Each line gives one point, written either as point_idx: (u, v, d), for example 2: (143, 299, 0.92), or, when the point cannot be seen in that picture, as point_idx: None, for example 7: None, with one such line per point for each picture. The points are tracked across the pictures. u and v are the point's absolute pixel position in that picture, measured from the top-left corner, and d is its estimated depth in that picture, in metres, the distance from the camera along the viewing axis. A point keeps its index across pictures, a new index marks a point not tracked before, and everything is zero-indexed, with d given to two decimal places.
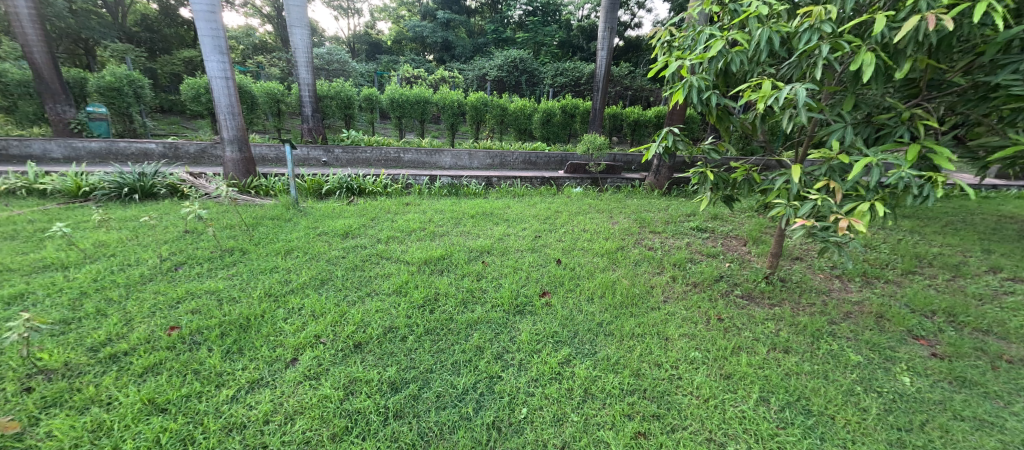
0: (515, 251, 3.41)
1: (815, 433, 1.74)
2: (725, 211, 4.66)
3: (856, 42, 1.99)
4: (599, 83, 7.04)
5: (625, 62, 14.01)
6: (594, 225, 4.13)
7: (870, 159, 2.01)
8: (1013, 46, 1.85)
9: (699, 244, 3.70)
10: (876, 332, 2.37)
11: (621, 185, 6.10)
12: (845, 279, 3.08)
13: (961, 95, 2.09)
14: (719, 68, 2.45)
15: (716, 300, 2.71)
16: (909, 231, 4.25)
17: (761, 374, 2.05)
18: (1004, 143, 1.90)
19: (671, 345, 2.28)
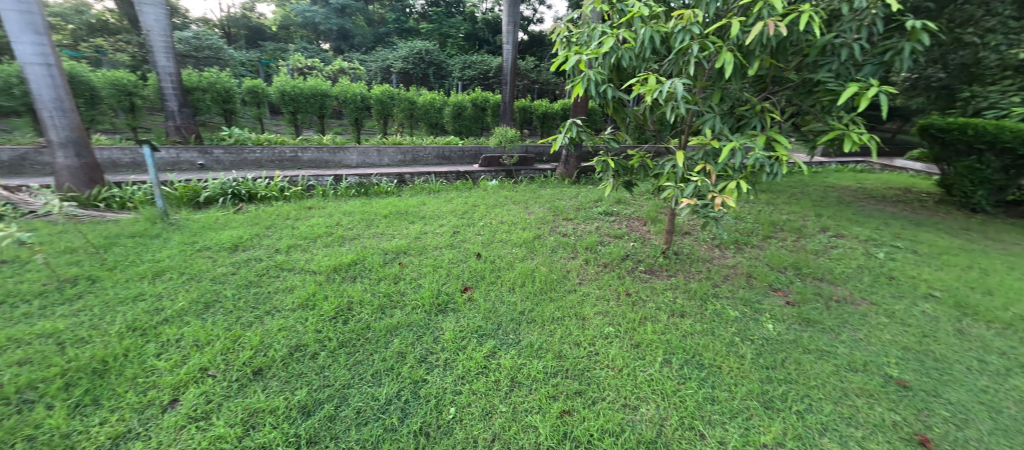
0: (433, 250, 3.24)
1: (707, 383, 1.91)
2: (626, 196, 5.14)
3: (718, 43, 2.21)
4: (508, 77, 7.15)
5: (532, 56, 14.54)
6: (511, 216, 4.17)
7: (734, 143, 2.28)
8: (827, 50, 2.31)
9: (607, 227, 4.00)
10: (747, 289, 2.86)
11: (534, 176, 6.24)
12: (722, 248, 3.65)
13: (795, 88, 2.56)
14: (612, 63, 2.55)
15: (624, 277, 2.95)
16: (757, 204, 5.21)
17: (664, 339, 2.22)
18: (824, 128, 2.37)
19: (586, 322, 2.34)
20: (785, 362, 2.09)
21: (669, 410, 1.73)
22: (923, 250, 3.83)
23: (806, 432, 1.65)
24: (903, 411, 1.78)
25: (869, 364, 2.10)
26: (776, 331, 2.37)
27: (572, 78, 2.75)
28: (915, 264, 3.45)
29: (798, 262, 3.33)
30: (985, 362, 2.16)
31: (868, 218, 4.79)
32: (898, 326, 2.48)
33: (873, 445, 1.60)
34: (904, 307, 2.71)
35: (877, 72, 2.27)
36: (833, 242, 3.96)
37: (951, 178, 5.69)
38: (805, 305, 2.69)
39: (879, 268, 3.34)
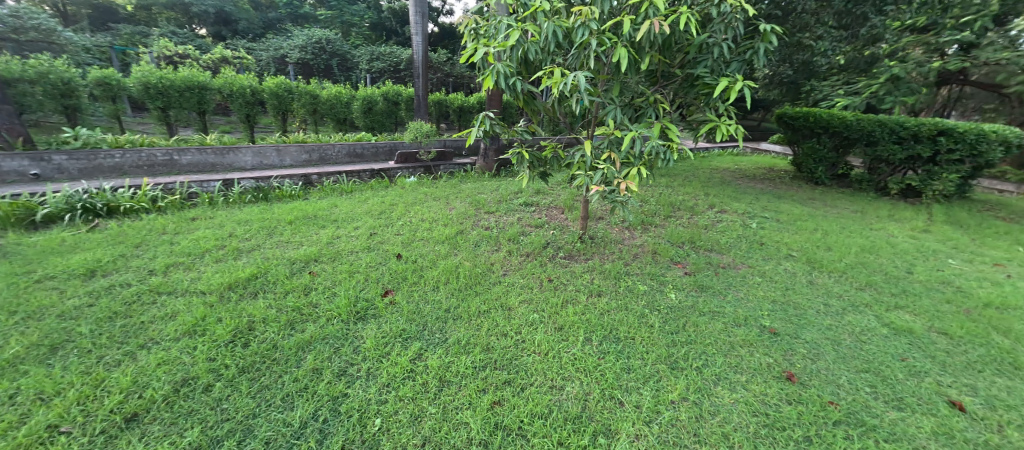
0: (347, 254, 3.03)
1: (623, 354, 2.08)
2: (542, 187, 5.32)
3: (614, 39, 2.37)
4: (419, 69, 6.91)
5: (443, 48, 14.27)
6: (431, 213, 4.06)
7: (633, 132, 2.48)
8: (702, 49, 2.61)
9: (528, 217, 4.10)
10: (653, 265, 3.16)
11: (454, 171, 6.14)
12: (630, 230, 3.97)
13: (680, 82, 2.86)
14: (519, 56, 2.59)
15: (545, 264, 3.06)
16: (657, 187, 5.75)
17: (584, 319, 2.35)
18: (705, 118, 2.68)
19: (512, 311, 2.39)
20: (685, 326, 2.35)
21: (592, 385, 1.85)
22: (784, 218, 4.57)
23: (705, 384, 1.89)
24: (774, 353, 2.12)
25: (749, 318, 2.46)
26: (678, 299, 2.66)
27: (482, 71, 2.73)
28: (779, 231, 4.10)
29: (692, 237, 3.76)
30: (829, 305, 2.66)
31: (744, 195, 5.57)
32: (769, 284, 2.93)
33: (754, 386, 1.88)
34: (773, 267, 3.21)
35: (742, 68, 2.64)
36: (719, 217, 4.55)
37: (801, 157, 6.87)
38: (699, 274, 3.05)
39: (754, 236, 3.91)
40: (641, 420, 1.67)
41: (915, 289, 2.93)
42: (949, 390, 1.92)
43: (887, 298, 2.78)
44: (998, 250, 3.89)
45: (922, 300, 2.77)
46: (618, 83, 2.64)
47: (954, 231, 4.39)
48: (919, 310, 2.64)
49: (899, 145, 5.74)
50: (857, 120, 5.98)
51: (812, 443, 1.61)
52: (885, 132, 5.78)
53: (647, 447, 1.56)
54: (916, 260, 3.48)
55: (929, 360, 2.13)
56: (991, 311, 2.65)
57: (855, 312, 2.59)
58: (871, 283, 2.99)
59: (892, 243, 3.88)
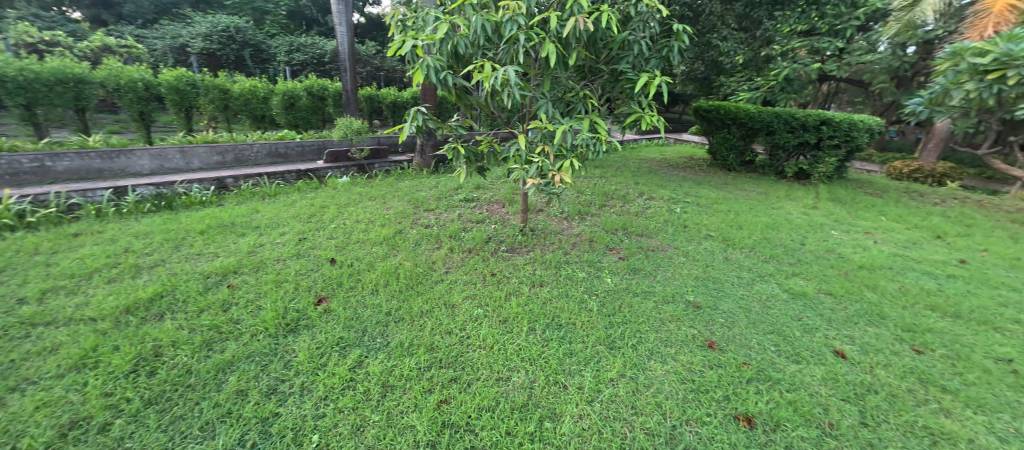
0: (273, 263, 2.79)
1: (565, 339, 2.16)
2: (482, 182, 5.31)
3: (541, 34, 2.42)
4: (346, 62, 6.53)
5: (371, 40, 13.61)
6: (367, 213, 3.88)
7: (564, 126, 2.56)
8: (625, 45, 2.75)
9: (468, 213, 4.08)
10: (590, 252, 3.31)
11: (389, 168, 5.90)
12: (568, 220, 4.11)
13: (606, 77, 3.00)
14: (449, 50, 2.54)
15: (487, 259, 3.06)
16: (591, 178, 6.00)
17: (528, 309, 2.40)
18: (630, 111, 2.84)
19: (456, 308, 2.37)
20: (621, 307, 2.49)
21: (537, 373, 1.89)
22: (703, 202, 5.01)
23: (639, 359, 2.03)
24: (698, 325, 2.33)
25: (676, 295, 2.68)
26: (614, 282, 2.82)
27: (411, 64, 2.65)
28: (700, 213, 4.49)
29: (625, 224, 3.98)
30: (742, 278, 2.97)
31: (669, 182, 6.01)
32: (692, 262, 3.21)
33: (682, 356, 2.06)
34: (695, 247, 3.51)
35: (660, 65, 2.83)
36: (648, 203, 4.87)
37: (715, 146, 7.56)
38: (632, 258, 3.25)
39: (678, 220, 4.23)
40: (584, 400, 1.75)
41: (809, 259, 3.37)
42: (835, 342, 2.24)
43: (787, 267, 3.18)
44: (868, 220, 4.60)
45: (814, 267, 3.19)
46: (548, 78, 2.70)
47: (835, 206, 5.12)
48: (812, 276, 3.04)
49: (793, 133, 6.56)
50: (759, 113, 6.75)
51: (730, 400, 1.80)
52: (782, 123, 6.60)
53: (590, 424, 1.64)
54: (809, 233, 4.01)
55: (820, 318, 2.47)
56: (864, 273, 3.13)
57: (763, 282, 2.92)
58: (774, 256, 3.39)
59: (790, 220, 4.43)
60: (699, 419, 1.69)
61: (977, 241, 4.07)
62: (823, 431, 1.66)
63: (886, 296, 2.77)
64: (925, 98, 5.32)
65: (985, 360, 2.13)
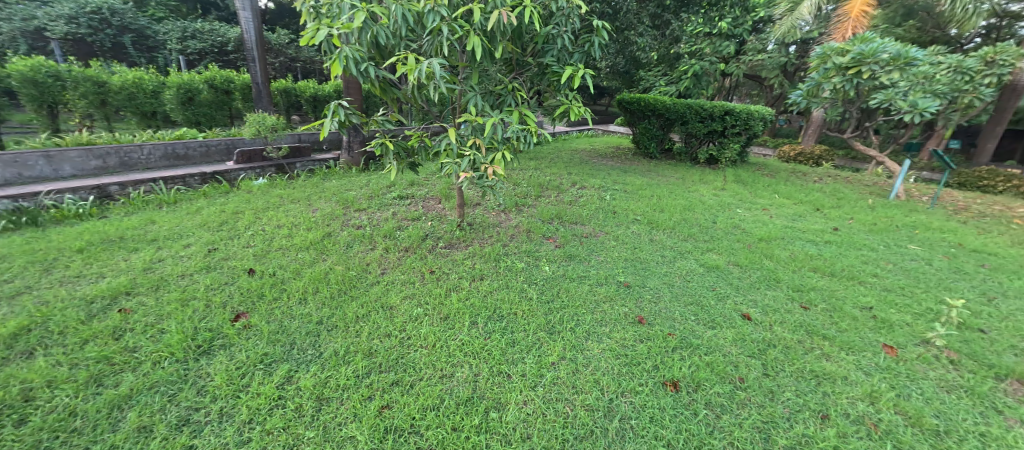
0: (177, 279, 2.48)
1: (507, 330, 2.19)
2: (415, 178, 5.15)
3: (465, 27, 2.37)
4: (254, 52, 5.91)
5: (282, 27, 12.48)
6: (289, 217, 3.59)
7: (494, 118, 2.56)
8: (549, 39, 2.81)
9: (403, 211, 3.94)
10: (528, 242, 3.37)
11: (313, 167, 5.48)
12: (506, 212, 4.15)
13: (533, 70, 3.04)
14: (369, 40, 2.40)
15: (425, 256, 2.99)
16: (525, 170, 6.10)
17: (469, 304, 2.39)
18: (557, 103, 2.92)
19: (395, 309, 2.30)
20: (560, 293, 2.59)
21: (481, 366, 1.90)
22: (629, 188, 5.34)
23: (578, 340, 2.13)
24: (628, 303, 2.50)
25: (608, 277, 2.84)
26: (552, 270, 2.91)
27: (326, 54, 2.46)
28: (627, 199, 4.78)
29: (559, 213, 4.11)
30: (665, 256, 3.23)
31: (598, 171, 6.31)
32: (622, 245, 3.42)
33: (616, 334, 2.19)
34: (624, 231, 3.74)
35: (582, 59, 2.94)
36: (580, 192, 5.07)
37: (638, 136, 8.07)
38: (567, 245, 3.37)
39: (608, 207, 4.46)
40: (527, 386, 1.80)
41: (720, 235, 3.75)
42: (742, 307, 2.54)
43: (703, 244, 3.51)
44: (766, 198, 5.23)
45: (724, 242, 3.56)
46: (476, 71, 2.67)
47: (740, 187, 5.74)
48: (722, 250, 3.39)
49: (703, 123, 7.24)
50: (674, 104, 7.34)
51: (659, 368, 1.96)
52: (693, 114, 7.27)
53: (534, 409, 1.68)
54: (719, 212, 4.46)
55: (730, 287, 2.77)
56: (763, 244, 3.57)
57: (683, 259, 3.20)
58: (691, 234, 3.72)
59: (703, 201, 4.88)
60: (633, 390, 1.82)
61: (846, 211, 4.82)
62: (735, 385, 1.88)
63: (781, 263, 3.19)
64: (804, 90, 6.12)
65: (854, 309, 2.54)
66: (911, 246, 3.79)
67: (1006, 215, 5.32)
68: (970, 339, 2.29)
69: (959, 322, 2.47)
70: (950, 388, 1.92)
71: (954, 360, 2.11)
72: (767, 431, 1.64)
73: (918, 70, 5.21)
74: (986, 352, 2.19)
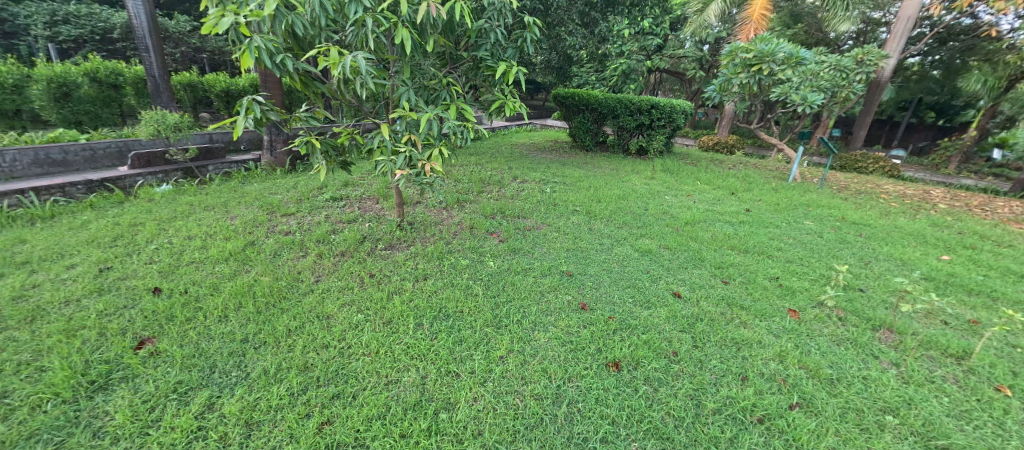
0: (61, 307, 2.12)
1: (454, 328, 2.16)
2: (348, 178, 4.88)
3: (392, 19, 2.25)
4: (147, 40, 5.20)
5: (182, 14, 11.10)
6: (202, 227, 3.22)
7: (429, 114, 2.47)
8: (481, 33, 2.78)
9: (337, 213, 3.71)
10: (471, 239, 3.35)
11: (228, 170, 4.95)
12: (447, 210, 4.07)
13: (467, 64, 2.99)
14: (285, 30, 2.19)
15: (364, 260, 2.84)
16: (465, 166, 6.03)
17: (413, 306, 2.32)
18: (493, 98, 2.90)
19: (332, 319, 2.16)
20: (506, 287, 2.60)
21: (428, 368, 1.86)
22: (568, 180, 5.49)
23: (524, 332, 2.15)
24: (572, 291, 2.59)
25: (552, 267, 2.90)
26: (497, 264, 2.91)
27: (234, 44, 2.22)
28: (566, 191, 4.92)
29: (501, 208, 4.12)
30: (604, 244, 3.38)
31: (537, 165, 6.42)
32: (563, 236, 3.52)
33: (561, 322, 2.25)
34: (564, 222, 3.85)
35: (516, 55, 2.95)
36: (521, 186, 5.12)
37: (574, 130, 8.33)
38: (511, 239, 3.40)
39: (549, 199, 4.56)
40: (476, 383, 1.79)
41: (651, 221, 4.00)
42: (674, 286, 2.73)
43: (638, 231, 3.71)
44: (689, 185, 5.66)
45: (655, 227, 3.80)
46: (408, 65, 2.56)
47: (667, 176, 6.16)
48: (654, 235, 3.62)
49: (632, 116, 7.70)
50: (605, 99, 7.69)
51: (601, 351, 2.04)
52: (624, 108, 7.69)
53: (484, 405, 1.68)
54: (650, 200, 4.75)
55: (662, 269, 2.97)
56: (689, 227, 3.86)
57: (620, 245, 3.37)
58: (626, 222, 3.92)
59: (635, 190, 5.18)
60: (579, 374, 1.88)
61: (756, 194, 5.37)
62: (670, 359, 2.02)
63: (704, 244, 3.47)
64: (717, 85, 6.69)
65: (766, 281, 2.85)
66: (806, 221, 4.32)
67: (876, 192, 6.27)
68: (854, 298, 2.68)
69: (845, 285, 2.86)
70: (840, 341, 2.22)
71: (842, 317, 2.45)
72: (698, 398, 1.78)
73: (807, 68, 5.90)
74: (865, 308, 2.56)
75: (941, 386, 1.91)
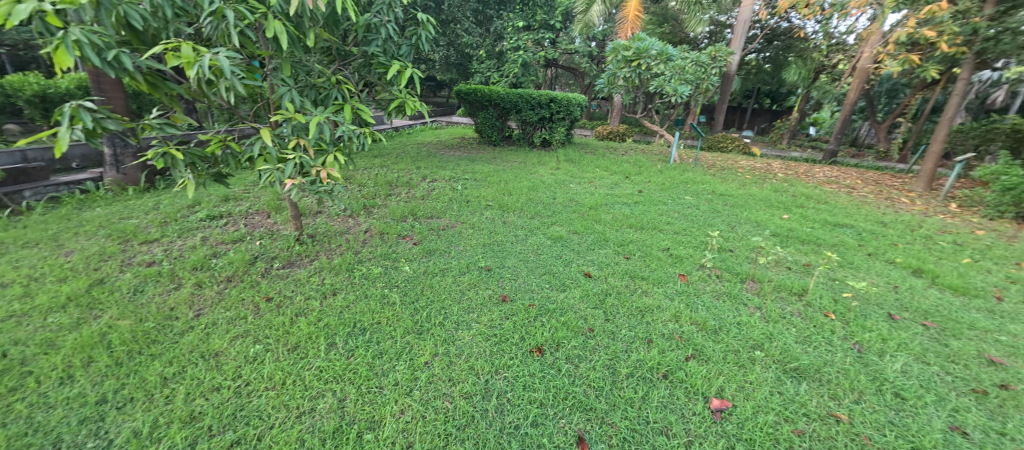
0: None
1: (372, 341, 2.03)
2: (229, 192, 4.26)
3: (261, 10, 1.97)
4: None
5: None
6: (23, 269, 2.55)
7: (319, 117, 2.25)
8: (370, 28, 2.62)
9: (217, 234, 3.22)
10: (382, 245, 3.17)
11: (58, 193, 3.99)
12: (353, 217, 3.80)
13: (359, 61, 2.80)
14: (116, 21, 1.78)
15: (258, 283, 2.52)
16: (368, 169, 5.69)
17: (322, 325, 2.12)
18: (390, 97, 2.75)
19: (224, 356, 1.87)
20: (424, 291, 2.52)
21: (347, 388, 1.72)
22: (478, 176, 5.50)
23: (447, 333, 2.11)
24: (491, 285, 2.61)
25: (470, 264, 2.89)
26: (413, 268, 2.80)
27: (41, 38, 1.77)
28: (477, 187, 4.93)
29: (412, 210, 3.97)
30: (519, 235, 3.47)
31: (446, 163, 6.31)
32: (478, 232, 3.52)
33: (483, 317, 2.26)
34: (478, 218, 3.85)
35: (411, 52, 2.84)
36: (430, 185, 4.99)
37: (479, 126, 8.31)
38: (425, 241, 3.30)
39: (461, 196, 4.52)
40: (402, 394, 1.70)
41: (560, 209, 4.20)
42: (584, 267, 2.92)
43: (549, 219, 3.88)
44: (590, 173, 6.06)
45: (564, 215, 4.00)
46: (287, 62, 2.29)
47: (570, 165, 6.51)
48: (563, 222, 3.82)
49: (534, 111, 7.94)
50: (507, 94, 7.74)
51: (525, 339, 2.10)
52: (525, 103, 7.85)
53: (413, 415, 1.61)
54: (557, 189, 4.98)
55: (573, 252, 3.15)
56: (593, 212, 4.15)
57: (533, 235, 3.48)
58: (537, 212, 4.06)
59: (543, 181, 5.39)
60: (505, 365, 1.91)
61: (646, 176, 5.97)
62: (586, 335, 2.15)
63: (606, 225, 3.77)
64: (604, 79, 7.27)
65: (659, 252, 3.19)
66: (686, 197, 4.94)
67: (735, 167, 7.42)
68: (726, 258, 3.14)
69: (719, 248, 3.34)
70: (719, 295, 2.59)
71: (718, 275, 2.86)
72: (613, 366, 1.93)
73: (675, 63, 6.70)
74: (736, 264, 3.03)
75: (791, 320, 2.33)
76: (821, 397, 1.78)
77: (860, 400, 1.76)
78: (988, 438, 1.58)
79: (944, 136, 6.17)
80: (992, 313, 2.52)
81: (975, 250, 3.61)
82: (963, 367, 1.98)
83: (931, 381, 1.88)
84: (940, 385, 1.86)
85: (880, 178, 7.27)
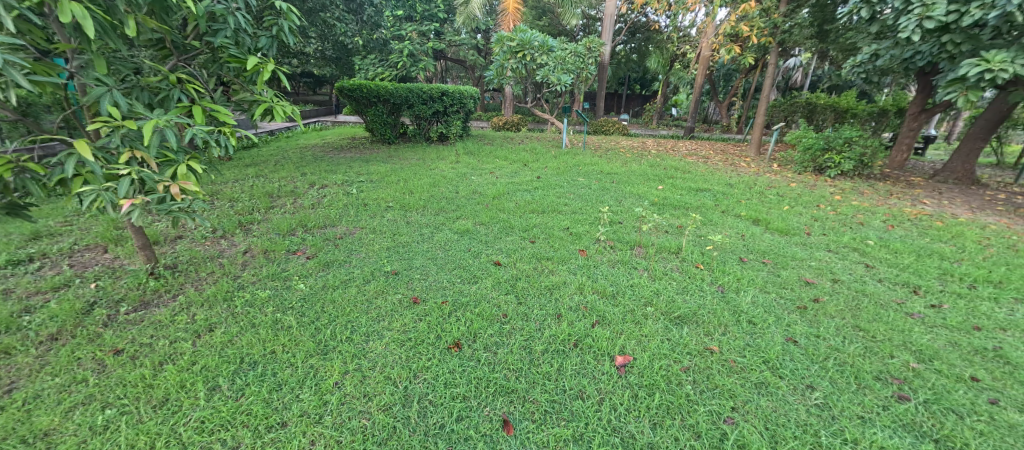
0: None
1: (267, 375, 1.80)
2: (39, 228, 3.34)
3: None
4: None
5: None
6: None
7: (158, 121, 1.86)
8: (214, 17, 2.24)
9: (28, 282, 2.52)
10: (267, 265, 2.81)
11: None
12: (226, 238, 3.29)
13: (204, 56, 2.38)
14: None
15: (100, 335, 2.04)
16: (240, 180, 4.97)
17: (196, 369, 1.81)
18: (251, 97, 2.41)
19: (58, 434, 1.49)
20: (324, 307, 2.31)
21: (240, 433, 1.51)
22: (375, 177, 5.17)
23: (357, 347, 1.98)
24: (400, 289, 2.51)
25: (374, 271, 2.73)
26: (310, 285, 2.54)
27: None
28: (374, 189, 4.65)
29: (300, 221, 3.58)
30: (425, 234, 3.38)
31: (336, 166, 5.81)
32: (380, 236, 3.33)
33: (395, 323, 2.16)
34: (379, 222, 3.64)
35: (272, 44, 2.51)
36: (320, 192, 4.55)
37: (369, 124, 7.81)
38: (320, 253, 3.01)
39: (356, 201, 4.21)
40: (310, 424, 1.55)
41: (463, 202, 4.18)
42: (494, 256, 2.97)
43: (454, 214, 3.83)
44: (490, 163, 6.15)
45: (468, 208, 4.00)
46: (100, 56, 1.84)
47: (470, 158, 6.50)
48: (468, 215, 3.82)
49: (426, 104, 7.70)
50: (396, 89, 7.38)
51: (441, 337, 2.07)
52: (416, 97, 7.57)
53: (325, 443, 1.48)
54: (459, 183, 4.96)
55: (481, 243, 3.18)
56: (496, 201, 4.22)
57: (440, 231, 3.43)
58: (441, 208, 4.00)
59: (444, 176, 5.31)
60: (423, 367, 1.86)
61: (542, 162, 6.26)
62: (501, 321, 2.21)
63: (510, 213, 3.87)
64: (493, 70, 7.37)
65: (560, 232, 3.41)
66: (579, 178, 5.32)
67: (616, 148, 8.22)
68: (618, 229, 3.47)
69: (611, 221, 3.68)
70: (614, 264, 2.86)
71: (612, 245, 3.17)
72: (529, 346, 2.01)
73: (557, 54, 7.10)
74: (626, 234, 3.37)
75: (671, 275, 2.69)
76: (698, 335, 2.10)
77: (725, 332, 2.12)
78: (811, 341, 2.03)
79: (765, 110, 7.60)
80: (805, 245, 3.23)
81: (792, 199, 4.56)
82: (791, 290, 2.51)
83: (772, 306, 2.34)
84: (779, 308, 2.32)
85: (726, 148, 8.71)
